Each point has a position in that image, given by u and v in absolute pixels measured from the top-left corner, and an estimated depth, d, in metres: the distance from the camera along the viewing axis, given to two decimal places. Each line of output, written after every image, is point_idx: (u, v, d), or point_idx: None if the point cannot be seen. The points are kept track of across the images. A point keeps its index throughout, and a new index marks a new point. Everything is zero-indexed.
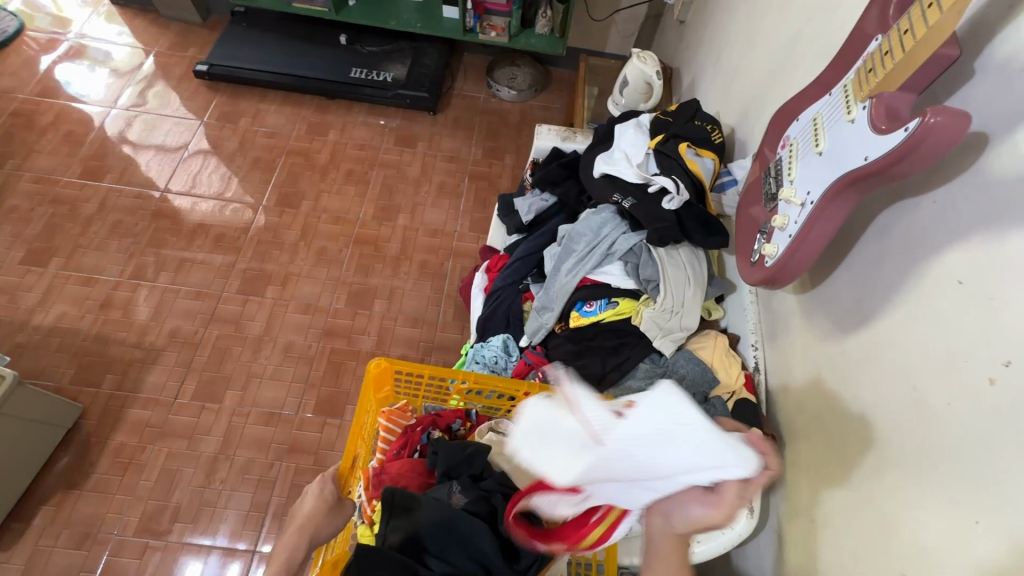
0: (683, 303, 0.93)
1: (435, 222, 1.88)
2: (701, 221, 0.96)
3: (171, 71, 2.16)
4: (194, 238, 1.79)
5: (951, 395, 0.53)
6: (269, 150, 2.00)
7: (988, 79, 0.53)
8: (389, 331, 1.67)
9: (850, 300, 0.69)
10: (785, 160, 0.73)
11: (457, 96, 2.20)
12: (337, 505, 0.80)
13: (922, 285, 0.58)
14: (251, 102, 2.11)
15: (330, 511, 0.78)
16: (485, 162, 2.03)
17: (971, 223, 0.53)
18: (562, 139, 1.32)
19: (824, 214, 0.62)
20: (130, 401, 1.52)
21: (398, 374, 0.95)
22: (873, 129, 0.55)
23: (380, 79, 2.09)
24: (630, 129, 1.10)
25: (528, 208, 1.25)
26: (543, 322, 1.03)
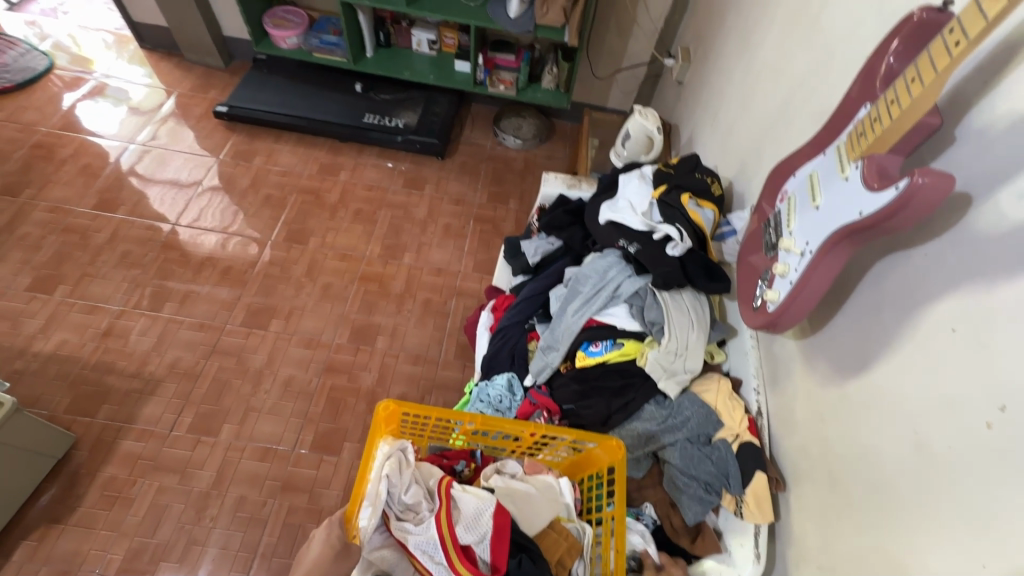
0: (687, 345, 0.95)
1: (441, 261, 1.93)
2: (704, 267, 1.01)
3: (191, 111, 2.25)
4: (201, 270, 1.82)
5: (952, 439, 0.55)
6: (281, 188, 2.06)
7: (968, 144, 0.58)
8: (391, 368, 1.67)
9: (849, 346, 0.72)
10: (783, 212, 0.78)
11: (465, 143, 2.29)
12: (344, 552, 0.72)
13: (917, 333, 0.61)
14: (266, 142, 2.20)
15: (336, 559, 0.71)
16: (490, 207, 2.09)
17: (960, 274, 0.57)
18: (568, 186, 1.38)
19: (821, 263, 0.66)
20: (124, 432, 1.49)
21: (406, 415, 0.89)
22: (866, 187, 0.60)
23: (391, 125, 2.18)
24: (634, 179, 1.16)
25: (535, 250, 1.28)
26: (549, 361, 1.05)
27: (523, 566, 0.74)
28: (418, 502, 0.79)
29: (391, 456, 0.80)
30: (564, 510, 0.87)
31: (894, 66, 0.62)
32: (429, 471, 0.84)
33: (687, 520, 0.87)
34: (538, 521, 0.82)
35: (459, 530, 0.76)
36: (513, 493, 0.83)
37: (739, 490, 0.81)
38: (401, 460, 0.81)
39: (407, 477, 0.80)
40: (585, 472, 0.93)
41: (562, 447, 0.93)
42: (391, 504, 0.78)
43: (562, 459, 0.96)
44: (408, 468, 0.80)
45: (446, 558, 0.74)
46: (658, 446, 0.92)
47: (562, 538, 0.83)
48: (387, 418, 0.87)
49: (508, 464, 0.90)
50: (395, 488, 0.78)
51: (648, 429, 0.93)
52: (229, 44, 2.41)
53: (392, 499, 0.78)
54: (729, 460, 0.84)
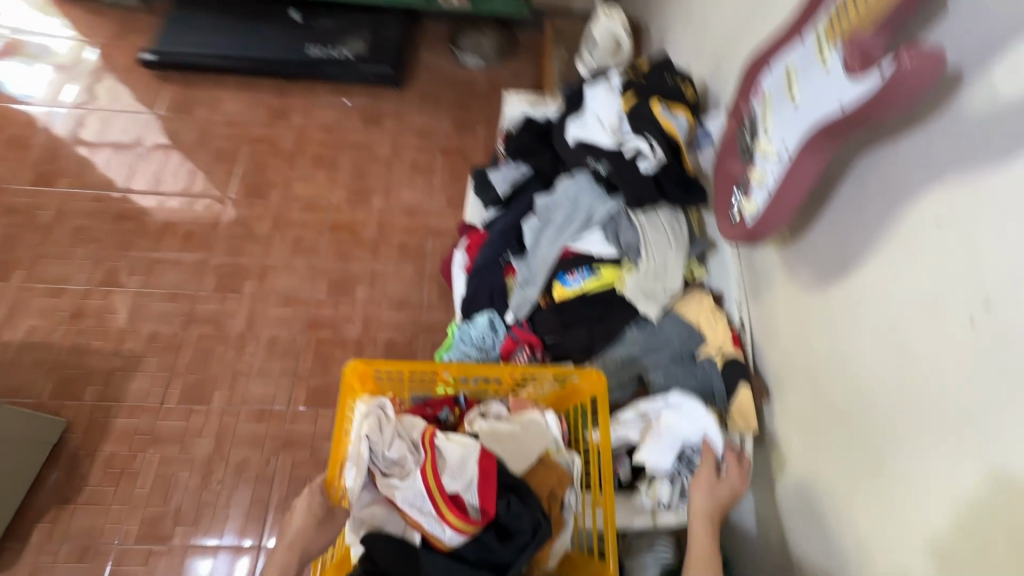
0: (665, 266, 0.93)
1: (412, 201, 1.84)
2: (680, 181, 0.96)
3: (116, 63, 2.04)
4: (162, 238, 1.73)
5: (934, 339, 0.53)
6: (231, 140, 1.92)
7: (961, 11, 0.51)
8: (375, 317, 1.64)
9: (830, 250, 0.69)
10: (759, 112, 0.71)
11: (422, 68, 2.11)
12: (328, 517, 0.73)
13: (900, 231, 0.58)
14: (206, 90, 2.01)
15: (321, 524, 0.72)
16: (457, 136, 1.97)
17: (947, 163, 0.52)
18: (532, 105, 1.31)
19: (799, 166, 0.61)
20: (116, 410, 1.49)
21: (379, 372, 0.87)
22: (848, 75, 0.53)
23: (338, 56, 1.99)
24: (601, 91, 1.05)
25: (504, 180, 1.20)
26: (528, 296, 1.01)
27: (513, 506, 0.74)
28: (403, 456, 0.79)
29: (369, 415, 0.80)
30: (553, 443, 0.86)
31: None
32: (413, 423, 0.83)
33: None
34: (528, 457, 0.83)
35: (445, 478, 0.75)
36: (499, 435, 0.84)
37: (724, 403, 0.83)
38: (380, 418, 0.80)
39: (388, 433, 0.79)
40: (572, 403, 0.93)
41: (546, 381, 0.92)
42: (375, 462, 0.79)
43: (549, 392, 0.95)
44: (389, 424, 0.80)
45: (434, 506, 0.74)
46: (642, 370, 0.91)
47: (553, 470, 0.82)
48: (359, 377, 0.85)
49: (492, 406, 0.90)
50: (377, 446, 0.78)
51: (631, 354, 0.92)
52: None
53: (376, 456, 0.79)
54: (712, 376, 0.85)
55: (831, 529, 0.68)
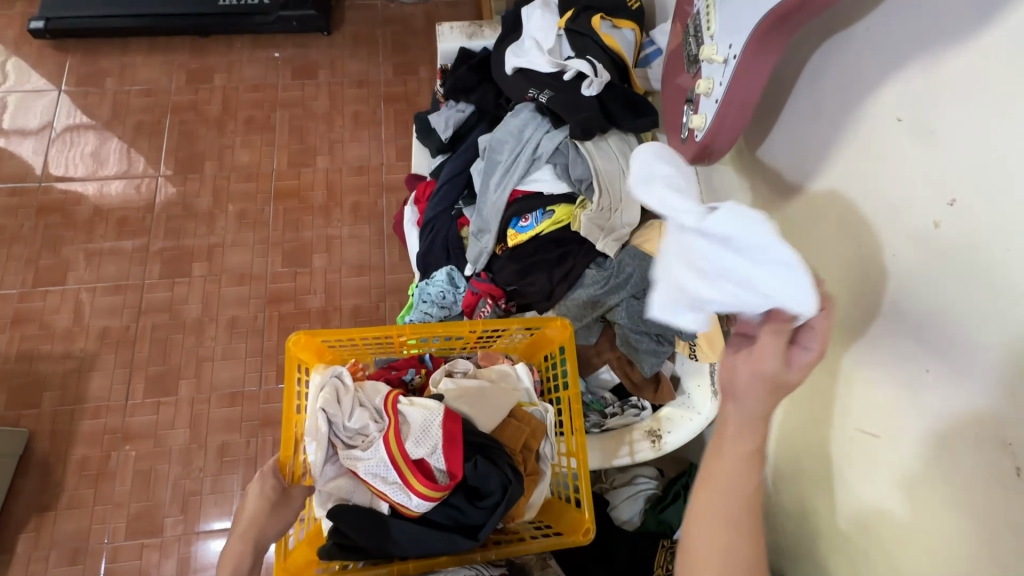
0: (621, 198, 0.87)
1: (359, 157, 1.72)
2: (628, 102, 0.88)
3: (4, 36, 1.81)
4: (94, 227, 1.60)
5: (896, 247, 0.50)
6: (150, 111, 1.75)
7: None
8: (337, 285, 1.57)
9: (789, 163, 0.64)
10: (702, 13, 0.64)
11: (350, 8, 1.92)
12: (282, 499, 0.69)
13: (859, 132, 0.53)
14: (112, 57, 1.81)
15: (275, 509, 0.67)
16: (399, 81, 1.82)
17: (907, 47, 0.46)
18: (468, 37, 1.18)
19: (747, 70, 0.55)
20: (80, 413, 1.43)
21: (329, 341, 0.83)
22: None
23: (255, 3, 1.79)
24: (536, 11, 0.96)
25: (445, 123, 1.11)
26: (483, 246, 0.96)
27: (480, 467, 0.73)
28: (366, 425, 0.77)
29: (324, 386, 0.77)
30: (525, 395, 0.85)
31: None
32: (376, 388, 0.81)
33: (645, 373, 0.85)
34: (496, 413, 0.80)
35: (409, 445, 0.74)
36: (466, 393, 0.81)
37: (690, 336, 0.79)
38: (337, 388, 0.78)
39: (347, 402, 0.77)
40: (542, 351, 0.90)
41: (514, 333, 0.87)
42: (337, 433, 0.77)
43: (518, 343, 0.92)
44: (346, 394, 0.78)
45: (398, 473, 0.72)
46: (605, 310, 0.86)
47: (525, 425, 0.80)
48: (308, 348, 0.81)
49: (458, 363, 0.87)
50: (336, 417, 0.76)
51: (592, 295, 0.86)
52: None
53: (337, 426, 0.77)
54: None
55: (807, 449, 0.67)
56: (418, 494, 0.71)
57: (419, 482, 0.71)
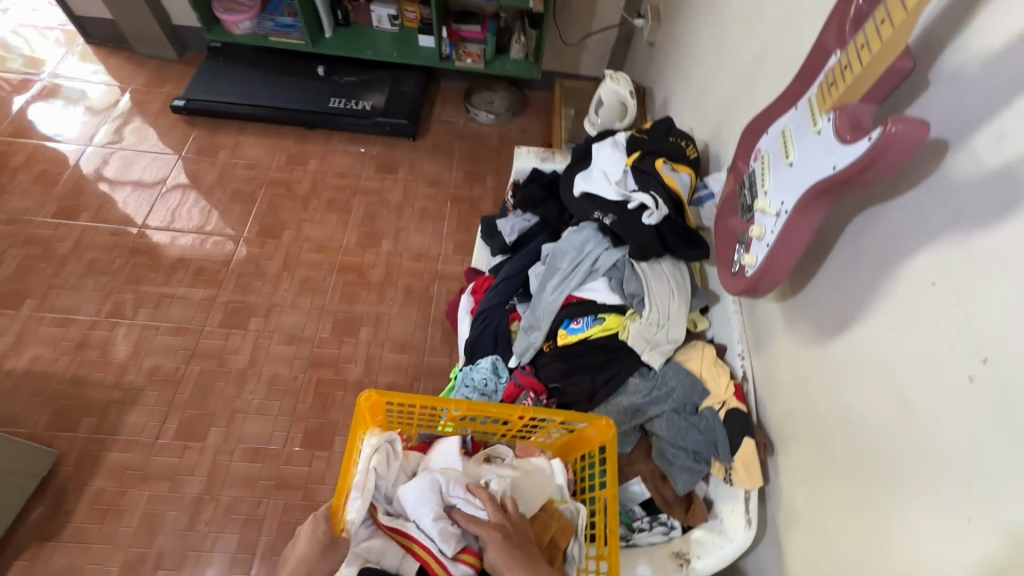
0: (669, 316, 0.94)
1: (420, 245, 1.89)
2: (681, 233, 0.97)
3: (148, 107, 2.15)
4: (173, 272, 1.76)
5: (934, 396, 0.54)
6: (249, 182, 1.99)
7: (942, 88, 0.55)
8: (377, 359, 1.64)
9: (829, 306, 0.71)
10: (757, 172, 0.75)
11: (436, 122, 2.22)
12: (331, 545, 0.74)
13: (897, 289, 0.60)
14: (229, 135, 2.11)
15: (324, 553, 0.73)
16: (467, 186, 2.04)
17: (938, 226, 0.55)
18: (540, 160, 1.35)
19: (796, 224, 0.64)
20: (109, 444, 1.46)
21: (390, 405, 0.89)
22: (839, 141, 0.56)
23: (358, 108, 2.10)
24: (607, 148, 1.12)
25: (511, 229, 1.24)
26: (531, 341, 1.03)
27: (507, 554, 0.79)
28: None
29: (378, 449, 0.84)
30: (557, 492, 0.88)
31: (864, 8, 0.58)
32: (417, 459, 0.91)
33: (677, 489, 0.87)
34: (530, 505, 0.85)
35: (448, 518, 0.81)
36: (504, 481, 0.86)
37: (728, 458, 0.81)
38: (388, 452, 0.86)
39: (394, 468, 0.86)
40: (578, 451, 0.93)
41: (553, 429, 0.92)
42: (378, 496, 0.84)
43: (555, 440, 0.96)
44: (396, 459, 0.86)
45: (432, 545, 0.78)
46: (645, 419, 0.91)
47: (554, 520, 0.83)
48: (371, 408, 0.86)
49: (498, 450, 0.94)
50: (383, 480, 0.84)
51: (634, 402, 0.92)
52: (181, 34, 2.29)
53: (380, 490, 0.84)
54: (716, 427, 0.84)
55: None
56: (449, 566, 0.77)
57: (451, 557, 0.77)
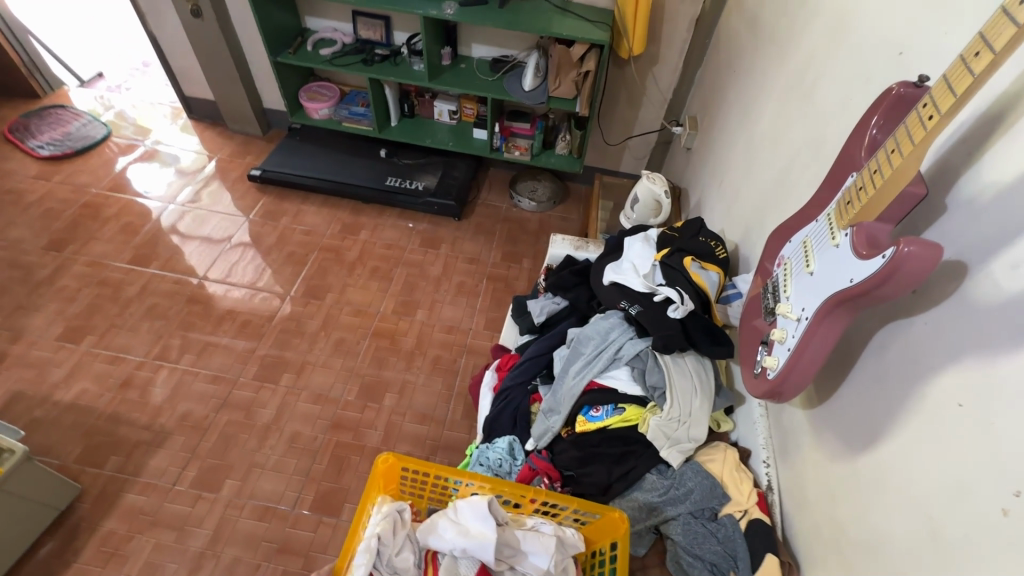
0: (690, 413, 0.93)
1: (452, 318, 1.94)
2: (707, 330, 0.98)
3: (228, 174, 2.41)
4: (221, 323, 1.88)
5: (966, 527, 0.51)
6: (303, 246, 2.15)
7: (958, 214, 0.58)
8: (397, 427, 1.65)
9: (856, 418, 0.69)
10: (780, 277, 0.77)
11: (481, 205, 2.37)
12: None
13: (924, 406, 0.58)
14: (294, 203, 2.32)
15: None
16: (504, 266, 2.13)
17: (962, 346, 0.54)
18: (574, 248, 1.41)
19: (817, 331, 0.65)
20: (129, 485, 1.49)
21: (405, 471, 0.90)
22: (856, 254, 0.59)
23: (412, 188, 2.28)
24: (638, 242, 1.18)
25: (540, 310, 1.28)
26: (550, 425, 1.02)
27: None
28: (407, 568, 0.82)
29: (386, 516, 0.84)
30: None
31: (877, 136, 0.64)
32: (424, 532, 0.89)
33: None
34: None
35: None
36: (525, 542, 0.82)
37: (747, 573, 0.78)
38: (396, 520, 0.85)
39: (399, 536, 0.83)
40: (591, 546, 0.90)
41: (564, 517, 0.90)
42: (379, 566, 0.80)
43: None
44: (402, 528, 0.84)
45: None
46: (660, 520, 0.89)
47: None
48: (386, 473, 0.89)
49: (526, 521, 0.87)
50: (387, 549, 0.81)
51: (650, 500, 0.90)
52: (268, 115, 2.60)
53: (382, 559, 0.81)
54: (736, 538, 0.82)
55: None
56: None
57: None
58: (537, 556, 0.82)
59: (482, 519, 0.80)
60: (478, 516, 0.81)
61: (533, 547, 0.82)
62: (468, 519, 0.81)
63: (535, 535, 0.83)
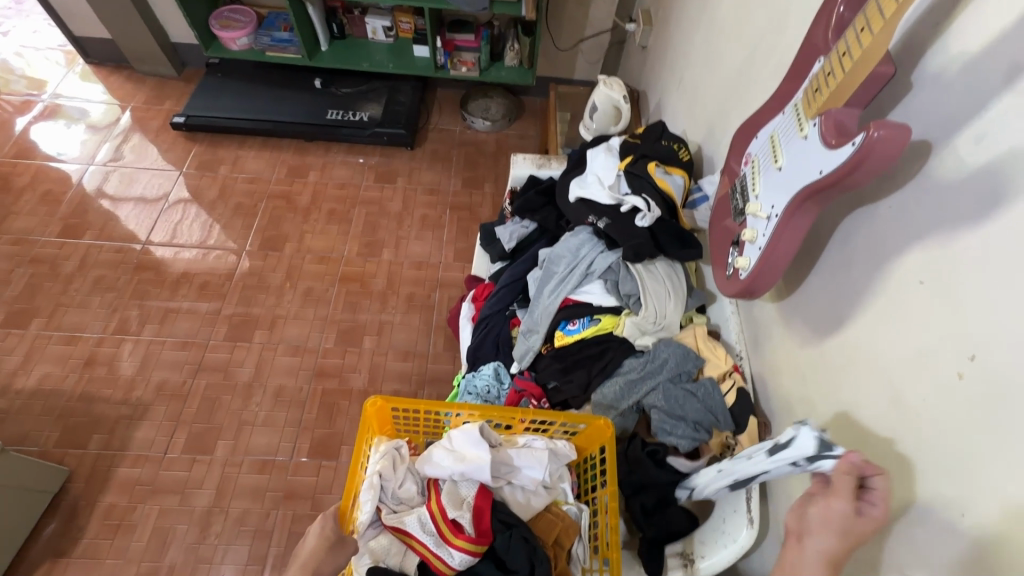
0: (665, 315, 0.97)
1: (420, 254, 1.90)
2: (676, 236, 1.01)
3: (149, 124, 2.18)
4: (178, 287, 1.78)
5: (926, 391, 0.55)
6: (250, 196, 2.01)
7: (925, 91, 0.57)
8: (381, 367, 1.66)
9: (825, 305, 0.72)
10: (748, 176, 0.76)
11: (434, 130, 2.24)
12: (339, 542, 0.75)
13: (887, 286, 0.61)
14: (230, 149, 2.13)
15: (331, 549, 0.74)
16: (465, 193, 2.06)
17: (924, 225, 0.56)
18: (537, 166, 1.37)
19: (787, 226, 0.65)
20: (119, 459, 1.48)
21: (396, 411, 0.92)
22: (824, 144, 0.58)
23: (356, 119, 2.12)
24: (600, 153, 1.14)
25: (510, 236, 1.26)
26: (530, 344, 1.05)
27: (512, 542, 0.80)
28: (411, 497, 0.86)
29: (385, 454, 0.87)
30: (562, 494, 0.90)
31: (845, 15, 0.61)
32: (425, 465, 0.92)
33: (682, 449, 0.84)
34: (535, 503, 0.87)
35: (450, 508, 0.82)
36: (519, 456, 0.87)
37: (728, 425, 0.84)
38: (395, 457, 0.87)
39: (401, 471, 0.86)
40: (584, 453, 0.95)
41: (555, 432, 0.94)
42: (385, 498, 0.85)
43: None
44: (402, 463, 0.87)
45: (438, 524, 0.82)
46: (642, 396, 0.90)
47: (559, 519, 0.86)
48: (377, 415, 0.90)
49: (524, 439, 0.90)
50: (390, 483, 0.85)
51: (629, 378, 0.92)
52: (179, 51, 2.32)
53: (387, 493, 0.85)
54: (715, 394, 0.85)
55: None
56: (453, 545, 0.80)
57: (454, 539, 0.80)
58: (532, 469, 0.87)
59: (477, 444, 0.84)
60: (473, 442, 0.85)
61: (527, 461, 0.87)
62: (462, 445, 0.85)
63: (528, 450, 0.88)
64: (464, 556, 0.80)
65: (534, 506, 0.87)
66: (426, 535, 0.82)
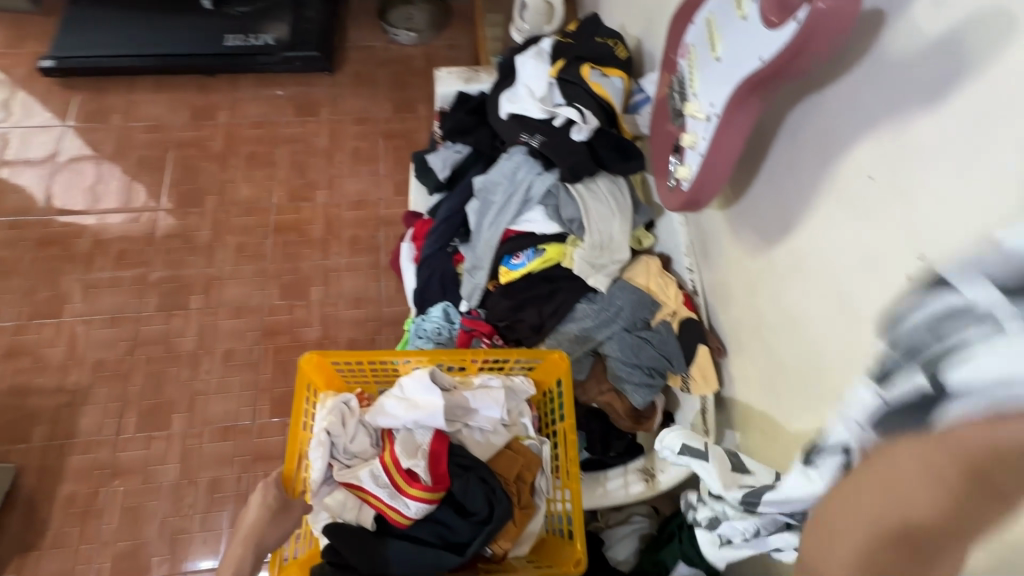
0: (611, 237, 0.92)
1: (357, 192, 1.76)
2: (615, 146, 0.94)
3: (13, 73, 1.86)
4: (93, 260, 1.62)
5: (876, 296, 0.52)
6: (155, 147, 1.79)
7: None
8: (333, 318, 1.58)
9: (772, 209, 0.67)
10: (686, 71, 0.68)
11: (353, 49, 1.99)
12: (283, 509, 0.78)
13: (836, 184, 0.56)
14: (119, 94, 1.85)
15: (275, 517, 0.77)
16: (398, 118, 1.88)
17: (876, 111, 0.50)
18: (465, 81, 1.22)
19: (729, 127, 0.58)
20: (69, 447, 1.41)
21: (340, 363, 0.89)
22: (765, 24, 0.50)
23: (260, 44, 1.85)
24: (529, 59, 1.01)
25: (443, 164, 1.15)
26: (477, 282, 0.98)
27: (471, 485, 0.79)
28: (365, 450, 0.84)
29: (331, 410, 0.84)
30: (523, 429, 0.89)
31: None
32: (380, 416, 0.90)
33: (636, 404, 0.87)
34: (496, 442, 0.85)
35: (403, 457, 0.80)
36: (474, 397, 0.85)
37: (684, 368, 0.84)
38: (343, 412, 0.85)
39: (350, 425, 0.84)
40: (542, 387, 0.93)
41: (512, 368, 0.92)
42: (337, 454, 0.83)
43: None
44: (351, 417, 0.85)
45: (392, 475, 0.80)
46: (596, 343, 0.91)
47: (519, 455, 0.85)
48: (319, 370, 0.88)
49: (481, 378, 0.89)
50: (340, 439, 0.83)
51: (583, 329, 0.91)
52: None
53: (338, 448, 0.83)
54: (669, 341, 0.85)
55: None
56: (407, 494, 0.79)
57: (409, 488, 0.78)
58: (488, 409, 0.86)
59: (428, 389, 0.83)
60: (424, 387, 0.83)
61: (482, 402, 0.85)
62: (414, 392, 0.84)
63: (484, 391, 0.86)
64: (421, 506, 0.79)
65: (495, 444, 0.86)
66: (379, 487, 0.80)
